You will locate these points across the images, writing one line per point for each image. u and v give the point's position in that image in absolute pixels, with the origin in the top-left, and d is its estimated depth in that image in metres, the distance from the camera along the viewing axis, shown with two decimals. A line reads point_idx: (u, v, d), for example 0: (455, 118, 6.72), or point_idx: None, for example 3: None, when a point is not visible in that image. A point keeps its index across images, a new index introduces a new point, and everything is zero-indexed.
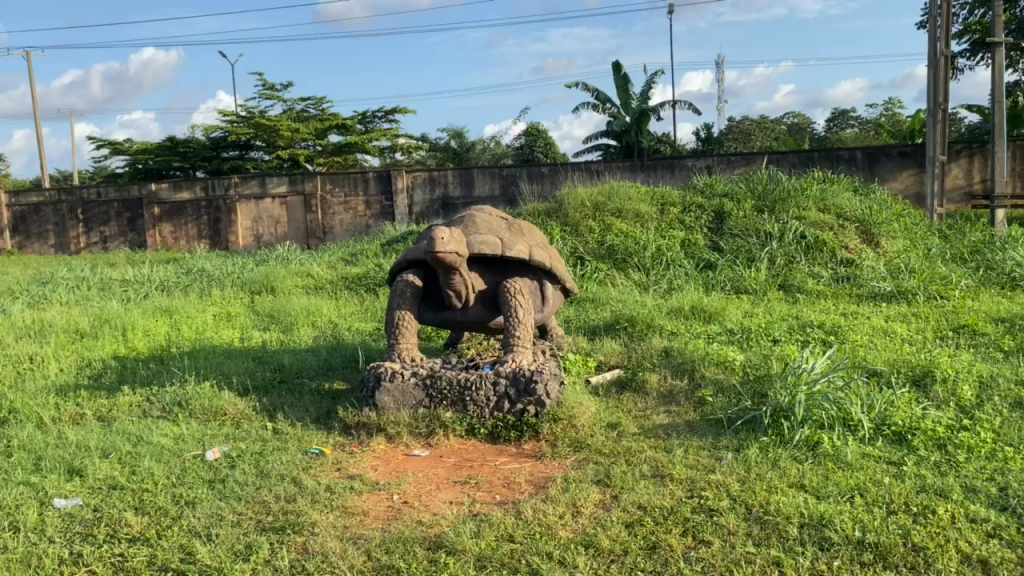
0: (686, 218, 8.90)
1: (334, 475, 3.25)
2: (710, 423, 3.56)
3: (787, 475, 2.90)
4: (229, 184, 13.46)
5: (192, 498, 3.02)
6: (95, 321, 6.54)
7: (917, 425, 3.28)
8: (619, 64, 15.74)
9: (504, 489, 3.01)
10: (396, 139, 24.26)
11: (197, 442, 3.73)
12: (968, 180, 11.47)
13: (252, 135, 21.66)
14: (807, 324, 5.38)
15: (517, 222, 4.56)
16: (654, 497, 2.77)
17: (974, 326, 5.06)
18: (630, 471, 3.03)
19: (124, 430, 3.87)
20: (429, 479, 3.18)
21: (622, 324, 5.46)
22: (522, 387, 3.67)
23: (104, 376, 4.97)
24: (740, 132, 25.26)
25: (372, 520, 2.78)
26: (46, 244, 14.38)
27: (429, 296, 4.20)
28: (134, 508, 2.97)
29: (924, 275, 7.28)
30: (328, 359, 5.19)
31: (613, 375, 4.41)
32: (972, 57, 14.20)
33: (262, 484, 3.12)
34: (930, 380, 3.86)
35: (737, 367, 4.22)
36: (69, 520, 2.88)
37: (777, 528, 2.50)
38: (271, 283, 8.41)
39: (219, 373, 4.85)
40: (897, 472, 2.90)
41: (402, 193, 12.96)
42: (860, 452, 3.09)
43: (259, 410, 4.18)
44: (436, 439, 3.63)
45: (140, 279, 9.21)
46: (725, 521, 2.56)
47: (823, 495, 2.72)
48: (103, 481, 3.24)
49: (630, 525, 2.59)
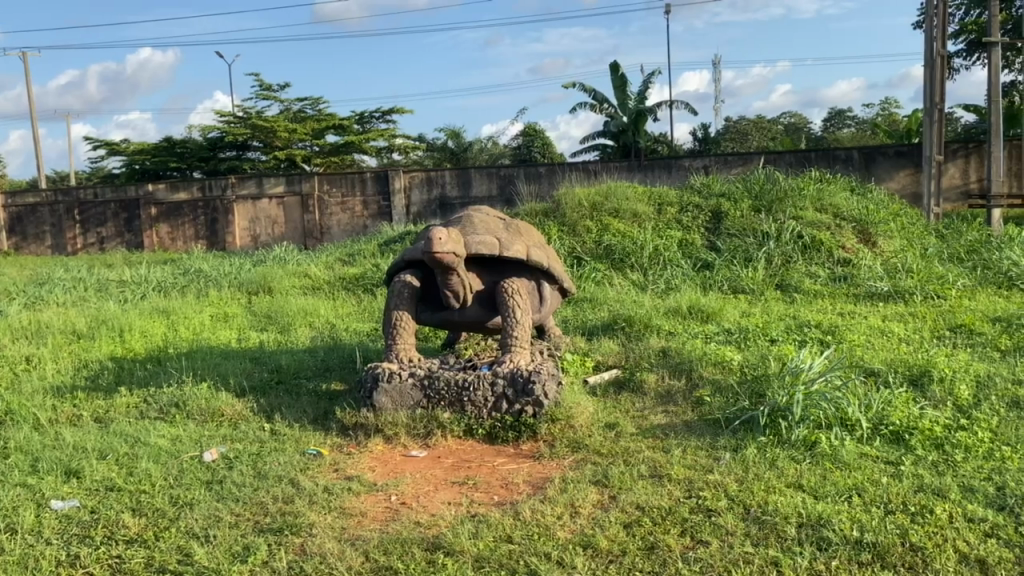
0: (684, 218, 8.90)
1: (331, 476, 3.25)
2: (709, 423, 3.56)
3: (785, 475, 2.90)
4: (226, 184, 13.46)
5: (190, 499, 3.02)
6: (93, 322, 6.54)
7: (915, 424, 3.28)
8: (617, 64, 15.77)
9: (503, 490, 3.01)
10: (394, 139, 24.24)
11: (195, 442, 3.73)
12: (965, 180, 11.50)
13: (249, 135, 21.64)
14: (805, 323, 5.38)
15: (515, 222, 4.56)
16: (652, 497, 2.77)
17: (971, 326, 5.08)
18: (628, 471, 3.03)
19: (121, 431, 3.86)
20: (427, 479, 3.18)
21: (620, 324, 5.46)
22: (520, 387, 3.67)
23: (101, 377, 4.96)
24: (738, 132, 25.29)
25: (370, 520, 2.78)
26: (43, 244, 14.35)
27: (427, 297, 4.19)
28: (131, 509, 2.96)
29: (921, 275, 7.30)
30: (326, 359, 5.19)
31: (611, 375, 4.41)
32: (968, 57, 14.23)
33: (260, 485, 3.12)
34: (927, 380, 3.87)
35: (735, 367, 4.23)
36: (67, 521, 2.88)
37: (775, 528, 2.50)
38: (269, 283, 8.40)
39: (216, 374, 4.85)
40: (895, 472, 2.90)
41: (399, 193, 12.95)
42: (858, 452, 3.09)
43: (257, 410, 4.18)
44: (434, 439, 3.63)
45: (137, 280, 9.20)
46: (724, 521, 2.56)
47: (821, 495, 2.72)
48: (101, 482, 3.24)
49: (628, 526, 2.59)
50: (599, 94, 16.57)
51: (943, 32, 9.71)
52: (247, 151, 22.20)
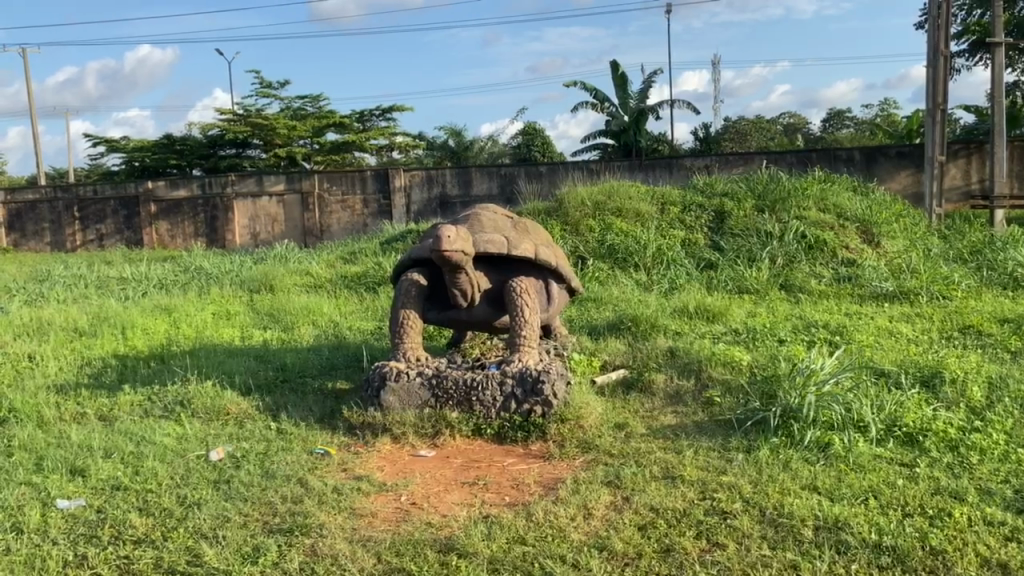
0: (687, 217, 8.87)
1: (340, 476, 3.22)
2: (720, 424, 3.53)
3: (799, 477, 2.87)
4: (226, 181, 13.43)
5: (197, 498, 2.99)
6: (94, 320, 6.48)
7: (928, 427, 3.25)
8: (617, 63, 15.76)
9: (513, 491, 2.98)
10: (394, 137, 24.21)
11: (200, 441, 3.69)
12: (966, 181, 11.49)
13: (249, 133, 21.57)
14: (812, 324, 5.34)
15: (522, 220, 4.51)
16: (666, 498, 2.74)
17: (980, 327, 5.06)
18: (641, 472, 3.00)
19: (126, 429, 3.83)
20: (436, 480, 3.15)
21: (626, 324, 5.43)
22: (529, 388, 3.65)
23: (104, 375, 4.92)
24: (737, 132, 25.26)
25: (381, 522, 2.75)
26: (43, 241, 14.27)
27: (433, 296, 4.16)
28: (139, 509, 2.93)
29: (926, 276, 7.27)
30: (330, 358, 5.15)
31: (619, 376, 4.38)
32: (971, 57, 14.23)
33: (268, 485, 3.09)
34: (938, 381, 3.83)
35: (745, 368, 4.19)
36: (73, 520, 2.85)
37: (792, 529, 2.48)
38: (271, 282, 8.35)
39: (221, 373, 4.81)
40: (911, 474, 2.88)
41: (400, 191, 12.90)
42: (872, 454, 3.07)
43: (263, 409, 4.16)
44: (441, 439, 3.60)
45: (138, 277, 9.15)
46: (740, 524, 2.52)
47: (837, 498, 2.70)
48: (106, 481, 3.21)
49: (643, 528, 2.56)
50: (600, 93, 16.56)
51: (946, 33, 9.72)
52: (246, 148, 22.11)
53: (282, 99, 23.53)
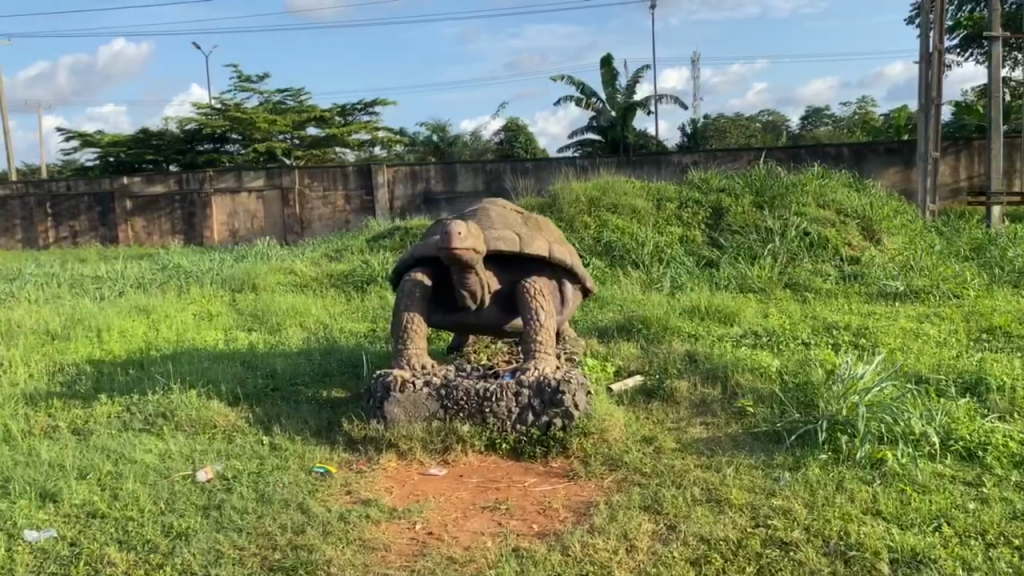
0: (684, 214, 8.60)
1: (345, 500, 2.89)
2: (759, 437, 3.25)
3: (859, 500, 2.59)
4: (203, 177, 13.00)
5: (184, 528, 2.65)
6: (66, 322, 6.09)
7: (988, 440, 2.99)
8: (607, 59, 15.52)
9: (541, 517, 2.67)
10: (376, 131, 23.74)
11: (186, 460, 3.34)
12: (956, 177, 11.35)
13: (227, 127, 21.06)
14: (831, 325, 5.07)
15: (533, 216, 4.19)
16: (716, 527, 2.45)
17: (1006, 328, 4.82)
18: (681, 494, 2.71)
19: (103, 445, 3.48)
20: (453, 504, 2.84)
21: (637, 325, 5.16)
22: (548, 399, 3.35)
23: (78, 383, 4.55)
24: (719, 128, 25.08)
25: (396, 556, 2.43)
26: (13, 238, 13.71)
27: (439, 297, 3.85)
28: (118, 541, 2.59)
29: (935, 275, 7.06)
30: (323, 363, 4.79)
31: (637, 383, 4.08)
32: (961, 52, 14.12)
33: (264, 512, 2.76)
34: (984, 388, 3.56)
35: (774, 374, 3.92)
36: (43, 556, 2.51)
37: (866, 565, 2.20)
38: (253, 280, 7.96)
39: (204, 380, 4.44)
40: (980, 495, 2.61)
41: (383, 187, 12.55)
42: (933, 472, 2.79)
43: (253, 421, 3.82)
44: (453, 456, 3.28)
45: (114, 275, 8.74)
46: (806, 557, 2.24)
47: (906, 525, 2.42)
48: (81, 508, 2.86)
49: (695, 563, 2.27)
50: (587, 87, 16.30)
51: (939, 27, 9.54)
52: (225, 143, 21.58)
53: (261, 94, 23.00)
